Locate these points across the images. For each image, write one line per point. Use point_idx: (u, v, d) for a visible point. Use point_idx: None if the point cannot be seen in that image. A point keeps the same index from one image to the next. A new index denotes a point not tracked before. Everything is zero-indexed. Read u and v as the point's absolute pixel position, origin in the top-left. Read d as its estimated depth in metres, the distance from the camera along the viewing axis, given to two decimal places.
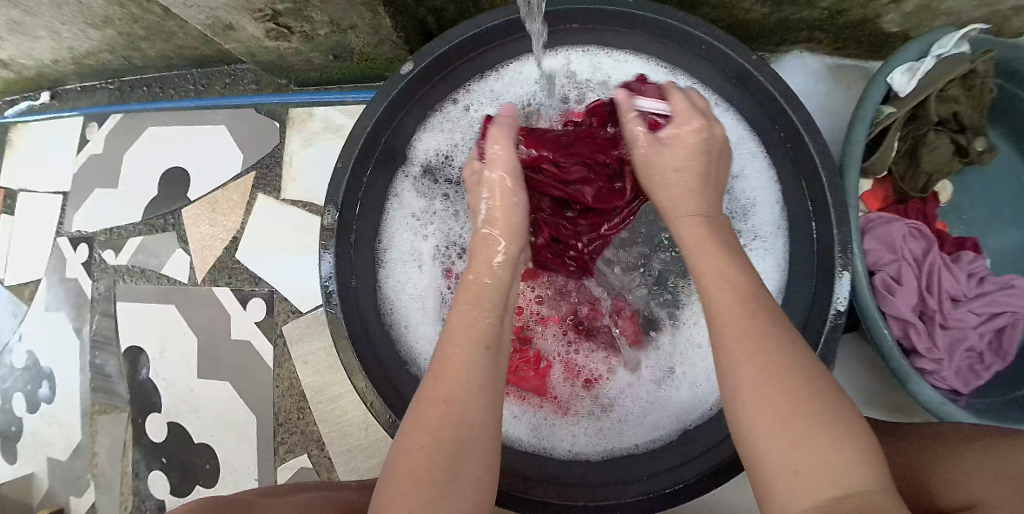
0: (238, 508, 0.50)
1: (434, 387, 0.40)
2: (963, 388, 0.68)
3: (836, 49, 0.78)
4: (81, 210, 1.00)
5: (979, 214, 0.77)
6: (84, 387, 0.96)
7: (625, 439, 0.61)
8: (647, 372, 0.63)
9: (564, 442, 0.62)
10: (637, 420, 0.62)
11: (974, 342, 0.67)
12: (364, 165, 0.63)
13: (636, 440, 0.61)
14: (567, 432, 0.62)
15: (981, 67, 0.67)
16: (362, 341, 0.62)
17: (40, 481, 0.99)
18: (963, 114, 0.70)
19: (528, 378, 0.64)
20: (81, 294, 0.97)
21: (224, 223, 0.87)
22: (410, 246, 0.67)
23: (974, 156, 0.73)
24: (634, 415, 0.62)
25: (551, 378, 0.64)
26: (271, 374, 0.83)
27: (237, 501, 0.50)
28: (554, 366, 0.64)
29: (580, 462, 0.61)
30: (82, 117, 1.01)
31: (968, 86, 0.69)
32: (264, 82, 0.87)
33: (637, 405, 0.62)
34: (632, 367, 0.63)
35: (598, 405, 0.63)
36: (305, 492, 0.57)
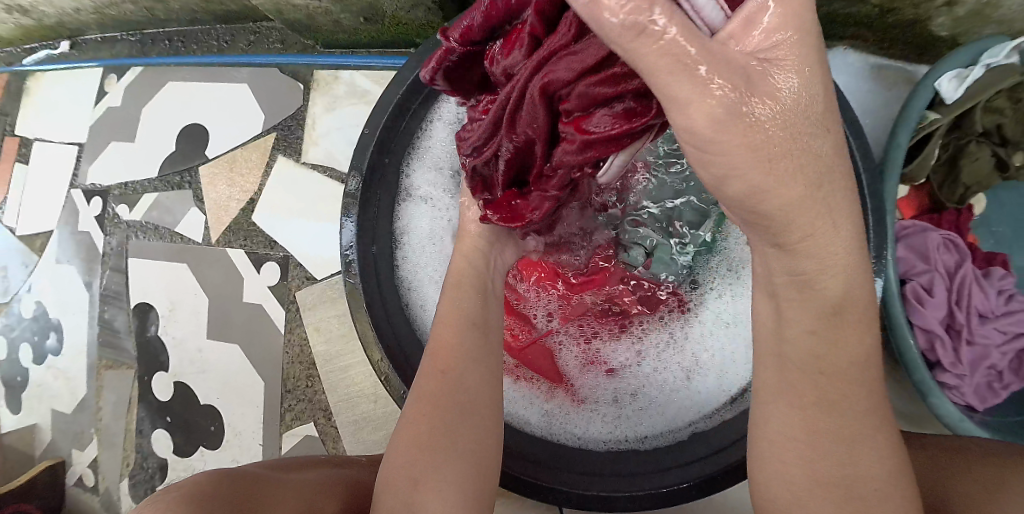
0: (252, 478, 0.47)
1: (432, 362, 0.46)
2: (980, 406, 0.65)
3: (880, 49, 0.75)
4: (96, 163, 0.98)
5: (1011, 228, 0.74)
6: (91, 342, 0.96)
7: (646, 424, 0.60)
8: (670, 368, 0.61)
9: (579, 426, 0.61)
10: (660, 407, 0.60)
11: (996, 360, 0.65)
12: (390, 135, 0.61)
13: (660, 426, 0.59)
14: (582, 420, 0.61)
15: None
16: (379, 313, 0.60)
17: (44, 432, 0.99)
18: (1006, 126, 0.67)
19: (542, 365, 0.63)
20: (92, 247, 0.96)
21: (241, 184, 0.85)
22: (432, 225, 0.64)
23: (1012, 172, 0.70)
24: (660, 400, 0.60)
25: (568, 364, 0.63)
26: (282, 340, 0.82)
27: (249, 472, 0.48)
28: (567, 353, 0.63)
29: (591, 450, 0.59)
30: (102, 69, 0.99)
31: (1016, 99, 0.65)
32: (288, 42, 0.85)
33: (661, 391, 0.61)
34: (651, 361, 0.61)
35: (618, 390, 0.61)
36: (320, 468, 0.55)
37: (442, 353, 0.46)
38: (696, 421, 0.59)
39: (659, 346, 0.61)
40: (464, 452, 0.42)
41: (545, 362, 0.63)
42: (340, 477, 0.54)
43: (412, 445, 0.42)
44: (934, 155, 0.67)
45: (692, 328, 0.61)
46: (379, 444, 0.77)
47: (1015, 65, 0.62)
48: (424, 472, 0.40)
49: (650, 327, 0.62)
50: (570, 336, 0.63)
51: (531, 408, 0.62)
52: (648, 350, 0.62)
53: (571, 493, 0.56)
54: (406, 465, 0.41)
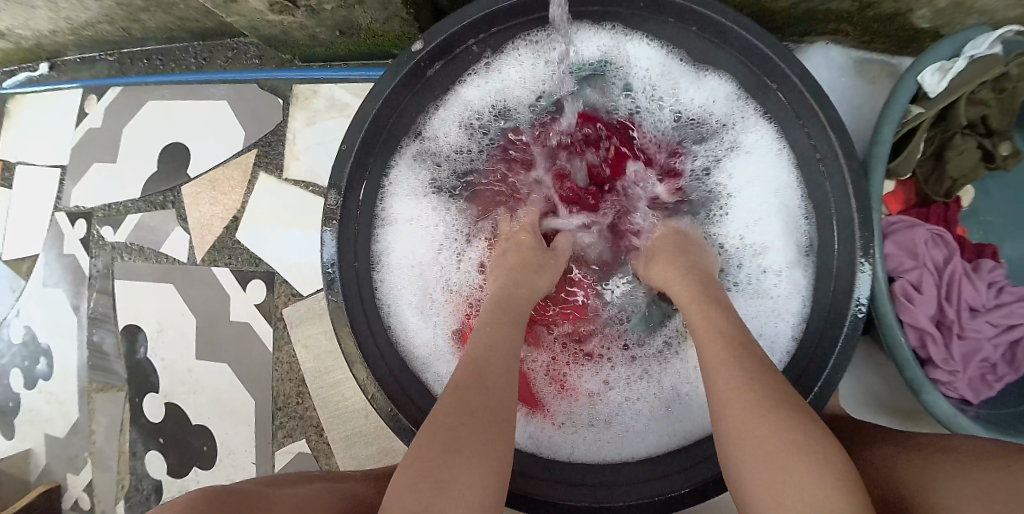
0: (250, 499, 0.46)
1: (465, 373, 0.45)
2: (974, 399, 0.65)
3: (862, 43, 0.74)
4: (79, 185, 0.98)
5: (998, 217, 0.74)
6: (82, 365, 0.95)
7: (631, 448, 0.60)
8: (648, 392, 0.62)
9: (563, 447, 0.61)
10: (639, 433, 0.60)
11: (989, 354, 0.65)
12: (367, 154, 0.60)
13: (637, 453, 0.59)
14: (566, 441, 0.61)
15: (1015, 71, 0.63)
16: (363, 330, 0.60)
17: (38, 457, 0.99)
18: (991, 118, 0.67)
19: (521, 391, 0.63)
20: (79, 270, 0.96)
21: (225, 201, 0.85)
22: (411, 245, 0.65)
23: (999, 162, 0.69)
24: (637, 427, 0.61)
25: (545, 392, 0.63)
26: (271, 357, 0.81)
27: (239, 490, 0.47)
28: (543, 382, 0.63)
29: (578, 467, 0.59)
30: (82, 90, 0.99)
31: (1000, 89, 0.65)
32: (266, 56, 0.84)
33: (639, 416, 0.61)
34: (630, 386, 0.62)
35: (591, 417, 0.62)
36: (310, 483, 0.55)
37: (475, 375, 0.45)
38: (681, 442, 0.58)
39: (632, 378, 0.62)
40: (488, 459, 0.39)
41: (526, 389, 0.63)
42: (334, 492, 0.53)
43: (431, 449, 0.39)
44: (920, 149, 0.67)
45: (665, 357, 0.62)
46: (372, 459, 0.77)
47: (997, 56, 0.61)
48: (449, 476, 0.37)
49: (625, 353, 0.63)
50: (543, 366, 0.64)
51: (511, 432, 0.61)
52: (620, 379, 0.63)
53: (565, 506, 0.55)
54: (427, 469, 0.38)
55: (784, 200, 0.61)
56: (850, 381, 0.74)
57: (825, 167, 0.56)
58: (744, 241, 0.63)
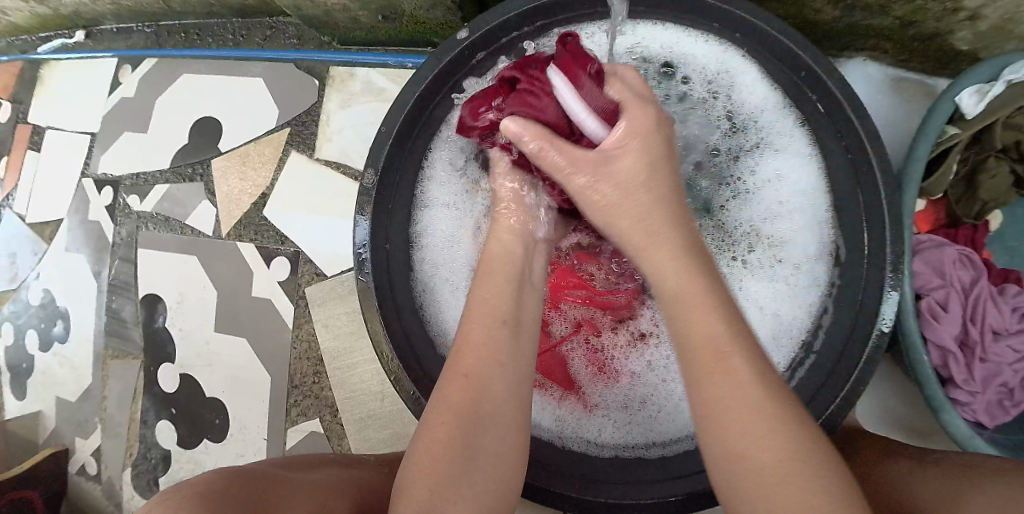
0: (268, 481, 0.46)
1: (458, 363, 0.43)
2: (989, 423, 0.65)
3: (900, 61, 0.74)
4: (108, 152, 0.98)
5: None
6: (99, 331, 0.96)
7: (657, 435, 0.59)
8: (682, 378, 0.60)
9: (590, 429, 0.61)
10: (672, 415, 0.60)
11: (1008, 379, 0.64)
12: (406, 136, 0.61)
13: (668, 437, 0.59)
14: (592, 425, 0.61)
15: None
16: (391, 309, 0.60)
17: (49, 419, 1.00)
18: None
19: (552, 371, 0.63)
20: (102, 237, 0.96)
21: (253, 178, 0.85)
22: (446, 224, 0.64)
23: None
24: (668, 411, 0.60)
25: (577, 371, 0.62)
26: (289, 335, 0.81)
27: (261, 473, 0.48)
28: (578, 361, 0.63)
29: (595, 457, 0.59)
30: (117, 59, 1.00)
31: None
32: (305, 37, 0.85)
33: (672, 401, 0.60)
34: (664, 371, 0.60)
35: (622, 397, 0.61)
36: (327, 468, 0.55)
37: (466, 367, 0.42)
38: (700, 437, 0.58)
39: (670, 358, 0.60)
40: (485, 461, 0.39)
41: (557, 368, 0.63)
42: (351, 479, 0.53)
43: (432, 454, 0.39)
44: (953, 169, 0.67)
45: None
46: (383, 443, 0.77)
47: None
48: (450, 484, 0.37)
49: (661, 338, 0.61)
50: (578, 341, 0.64)
51: (545, 412, 0.61)
52: (658, 361, 0.61)
53: (580, 499, 0.55)
54: (428, 475, 0.38)
55: (811, 201, 0.60)
56: (869, 397, 0.74)
57: (861, 182, 0.55)
58: (769, 229, 0.62)
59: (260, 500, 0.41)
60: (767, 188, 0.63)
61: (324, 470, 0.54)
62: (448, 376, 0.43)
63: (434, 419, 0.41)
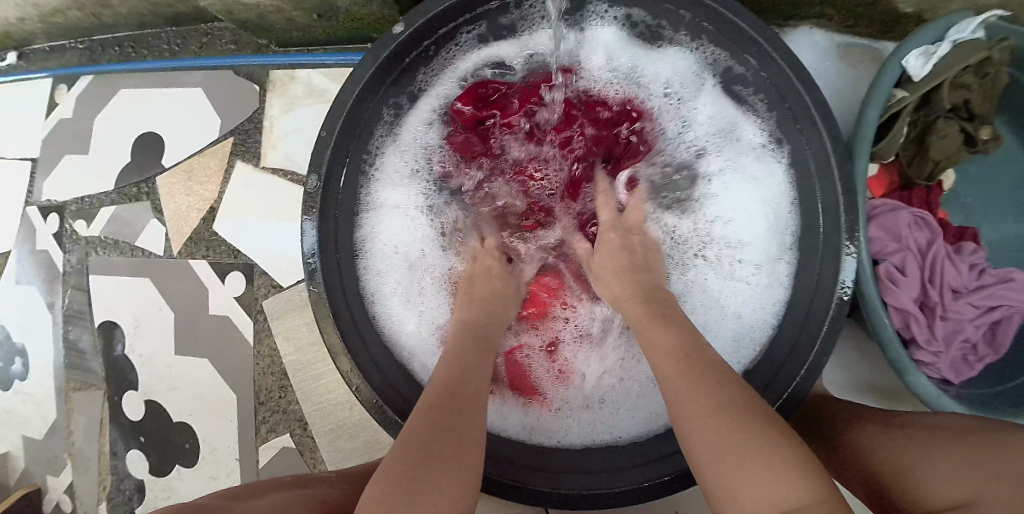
0: None
1: (440, 387, 0.45)
2: (955, 379, 0.64)
3: (846, 27, 0.73)
4: (50, 178, 0.95)
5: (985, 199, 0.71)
6: (58, 364, 0.93)
7: (625, 426, 0.59)
8: (642, 370, 0.60)
9: (556, 430, 0.59)
10: (637, 406, 0.59)
11: (971, 335, 0.63)
12: (348, 140, 0.58)
13: (630, 433, 0.58)
14: (559, 423, 0.60)
15: (997, 56, 0.61)
16: (347, 319, 0.58)
17: (16, 459, 0.97)
18: (973, 101, 0.64)
19: (512, 375, 0.62)
20: (53, 266, 0.93)
21: (201, 192, 0.82)
22: (392, 233, 0.63)
23: (981, 146, 0.66)
24: (633, 401, 0.60)
25: (538, 372, 0.62)
26: (251, 350, 0.79)
27: (203, 505, 0.46)
28: (537, 365, 0.62)
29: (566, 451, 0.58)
30: (51, 80, 0.95)
31: (981, 74, 0.63)
32: (242, 43, 0.82)
33: (636, 391, 0.60)
34: (622, 364, 0.61)
35: (581, 398, 0.61)
36: (278, 491, 0.53)
37: (449, 388, 0.45)
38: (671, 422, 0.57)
39: (625, 351, 0.61)
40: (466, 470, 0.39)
41: (517, 373, 0.62)
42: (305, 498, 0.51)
43: (411, 457, 0.38)
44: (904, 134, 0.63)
45: None
46: (356, 452, 0.75)
47: (981, 40, 0.59)
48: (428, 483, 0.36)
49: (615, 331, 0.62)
50: (538, 345, 0.63)
51: (511, 420, 0.60)
52: (614, 355, 0.61)
53: (552, 496, 0.53)
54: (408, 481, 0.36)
55: (760, 183, 0.60)
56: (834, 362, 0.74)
57: (811, 150, 0.54)
58: (723, 228, 0.61)
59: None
60: (718, 180, 0.61)
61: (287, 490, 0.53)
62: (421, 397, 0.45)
63: (415, 428, 0.41)
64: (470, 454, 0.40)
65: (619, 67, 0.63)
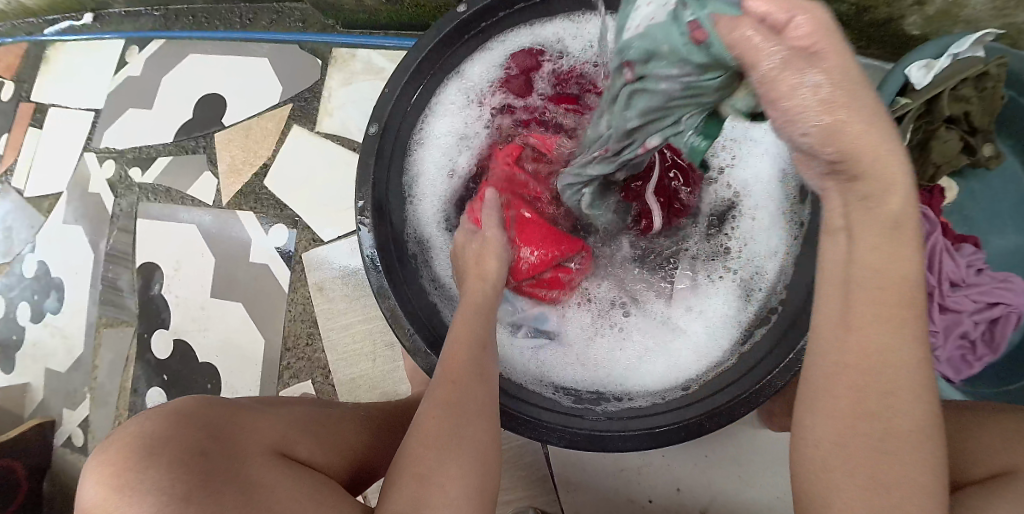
0: (232, 412, 0.48)
1: (443, 373, 0.48)
2: (954, 376, 0.68)
3: (858, 48, 0.79)
4: (112, 128, 1.02)
5: (983, 214, 0.76)
6: (93, 300, 0.98)
7: (622, 389, 0.62)
8: (651, 340, 0.64)
9: (560, 375, 0.64)
10: (637, 373, 0.63)
11: (968, 329, 0.66)
12: (408, 96, 0.64)
13: (629, 384, 0.63)
14: (563, 369, 0.64)
15: (995, 72, 0.66)
16: (390, 257, 0.63)
17: (36, 391, 1.01)
18: (974, 115, 0.68)
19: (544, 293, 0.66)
20: (102, 209, 0.99)
21: (256, 150, 0.89)
22: (442, 182, 0.69)
23: (980, 157, 0.72)
24: (633, 369, 0.63)
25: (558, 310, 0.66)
26: (285, 298, 0.84)
27: (233, 403, 0.51)
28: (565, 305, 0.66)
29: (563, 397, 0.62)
30: (124, 41, 1.04)
31: (980, 88, 0.67)
32: (310, 21, 0.90)
33: (637, 359, 0.63)
34: (632, 330, 0.65)
35: (588, 341, 0.65)
36: (298, 404, 0.58)
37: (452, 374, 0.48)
38: (668, 394, 0.60)
39: (638, 319, 0.65)
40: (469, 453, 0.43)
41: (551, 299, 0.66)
42: (321, 419, 0.57)
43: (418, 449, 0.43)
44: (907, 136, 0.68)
45: (669, 310, 0.64)
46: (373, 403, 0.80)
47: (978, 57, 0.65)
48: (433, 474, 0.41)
49: (629, 299, 0.65)
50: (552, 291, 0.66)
51: (510, 351, 0.65)
52: (630, 322, 0.65)
53: (564, 431, 0.58)
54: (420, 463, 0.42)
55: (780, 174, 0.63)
56: None
57: None
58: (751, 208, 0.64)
59: (228, 429, 0.45)
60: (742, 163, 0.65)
61: (317, 406, 0.59)
62: (435, 389, 0.47)
63: (423, 419, 0.45)
64: (472, 432, 0.44)
65: None
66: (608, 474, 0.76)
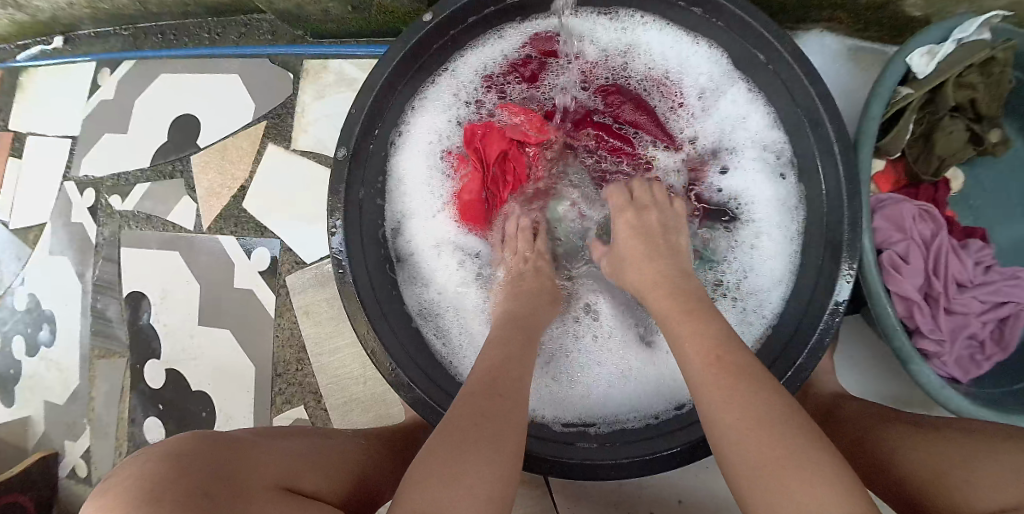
0: (234, 449, 0.45)
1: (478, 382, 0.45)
2: (962, 377, 0.63)
3: (856, 30, 0.74)
4: (89, 154, 1.00)
5: (992, 203, 0.71)
6: (84, 331, 0.97)
7: (609, 411, 0.62)
8: (636, 356, 0.64)
9: (547, 401, 0.62)
10: (623, 392, 0.63)
11: (976, 330, 0.63)
12: (375, 117, 0.61)
13: (616, 405, 0.62)
14: (549, 392, 0.63)
15: (1002, 56, 0.61)
16: (366, 288, 0.60)
17: (36, 424, 1.00)
18: (980, 102, 0.64)
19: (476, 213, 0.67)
20: (86, 238, 0.97)
21: (233, 172, 0.87)
22: (415, 204, 0.68)
23: (989, 147, 0.67)
24: (619, 388, 0.63)
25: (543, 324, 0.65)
26: (272, 323, 0.82)
27: (231, 438, 0.47)
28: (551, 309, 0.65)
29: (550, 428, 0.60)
30: (95, 63, 1.01)
31: (986, 73, 0.63)
32: (279, 33, 0.86)
33: (622, 377, 0.63)
34: (617, 347, 0.64)
35: (571, 362, 0.64)
36: (301, 437, 0.55)
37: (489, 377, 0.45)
38: (658, 414, 0.60)
39: (621, 337, 0.65)
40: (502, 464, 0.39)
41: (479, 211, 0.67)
42: (327, 452, 0.54)
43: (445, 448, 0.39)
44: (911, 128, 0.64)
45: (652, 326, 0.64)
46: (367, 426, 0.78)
47: (984, 41, 0.60)
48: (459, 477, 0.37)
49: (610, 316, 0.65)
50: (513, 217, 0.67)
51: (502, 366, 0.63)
52: (613, 340, 0.65)
53: (556, 462, 0.55)
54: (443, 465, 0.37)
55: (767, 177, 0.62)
56: (844, 362, 0.71)
57: (819, 148, 0.56)
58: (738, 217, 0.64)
59: (226, 466, 0.42)
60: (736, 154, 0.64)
61: (325, 437, 0.57)
62: (467, 395, 0.44)
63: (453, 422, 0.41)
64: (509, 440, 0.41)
65: (643, 53, 0.65)
66: (610, 486, 0.73)
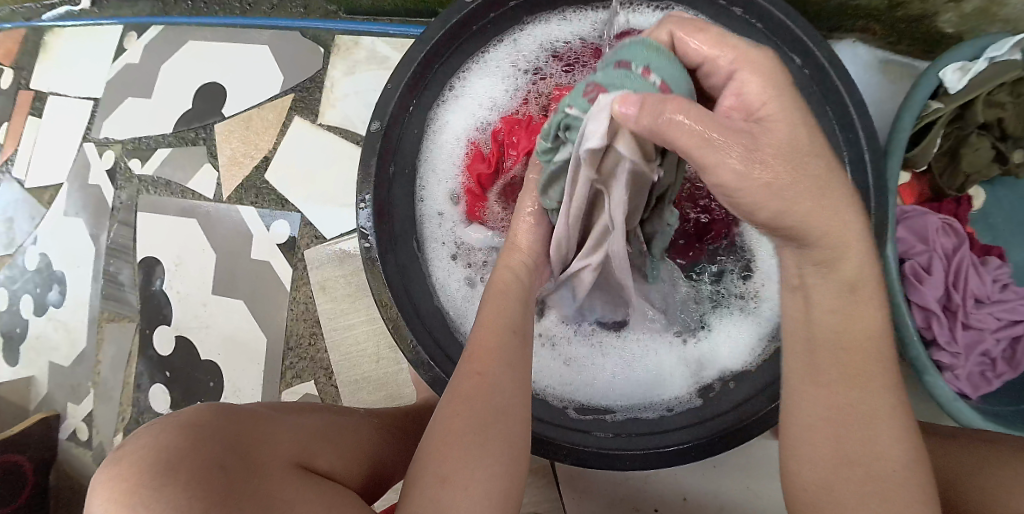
0: (249, 420, 0.43)
1: (469, 363, 0.42)
2: (973, 393, 0.62)
3: (888, 43, 0.74)
4: (110, 118, 0.99)
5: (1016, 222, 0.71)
6: (94, 294, 0.96)
7: (624, 403, 0.60)
8: (659, 352, 0.62)
9: (561, 388, 0.61)
10: (637, 387, 0.61)
11: (991, 347, 0.63)
12: (412, 92, 0.62)
13: (632, 398, 0.60)
14: (564, 379, 0.62)
15: None
16: (391, 264, 0.60)
17: (39, 384, 1.00)
18: (1007, 122, 0.64)
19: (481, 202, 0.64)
20: (102, 201, 0.97)
21: (257, 143, 0.86)
22: (444, 184, 0.66)
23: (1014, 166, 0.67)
24: (636, 381, 0.61)
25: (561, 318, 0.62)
26: (287, 296, 0.82)
27: (242, 408, 0.45)
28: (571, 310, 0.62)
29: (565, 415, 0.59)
30: (122, 27, 1.00)
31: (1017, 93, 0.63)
32: (310, 6, 0.85)
33: (640, 372, 0.61)
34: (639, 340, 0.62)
35: (589, 353, 0.62)
36: (311, 410, 0.52)
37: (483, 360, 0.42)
38: (672, 407, 0.59)
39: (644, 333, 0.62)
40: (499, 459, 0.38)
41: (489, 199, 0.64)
42: (335, 424, 0.52)
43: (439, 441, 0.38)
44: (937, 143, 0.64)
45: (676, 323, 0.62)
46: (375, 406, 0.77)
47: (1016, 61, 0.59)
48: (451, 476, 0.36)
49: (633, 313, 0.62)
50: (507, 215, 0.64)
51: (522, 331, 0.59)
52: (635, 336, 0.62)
53: (571, 448, 0.56)
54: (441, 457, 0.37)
55: None
56: None
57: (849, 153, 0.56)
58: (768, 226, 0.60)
59: (238, 441, 0.39)
60: None
61: (337, 412, 0.55)
62: (459, 378, 0.42)
63: (446, 409, 0.40)
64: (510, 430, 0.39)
65: None
66: (614, 483, 0.73)
